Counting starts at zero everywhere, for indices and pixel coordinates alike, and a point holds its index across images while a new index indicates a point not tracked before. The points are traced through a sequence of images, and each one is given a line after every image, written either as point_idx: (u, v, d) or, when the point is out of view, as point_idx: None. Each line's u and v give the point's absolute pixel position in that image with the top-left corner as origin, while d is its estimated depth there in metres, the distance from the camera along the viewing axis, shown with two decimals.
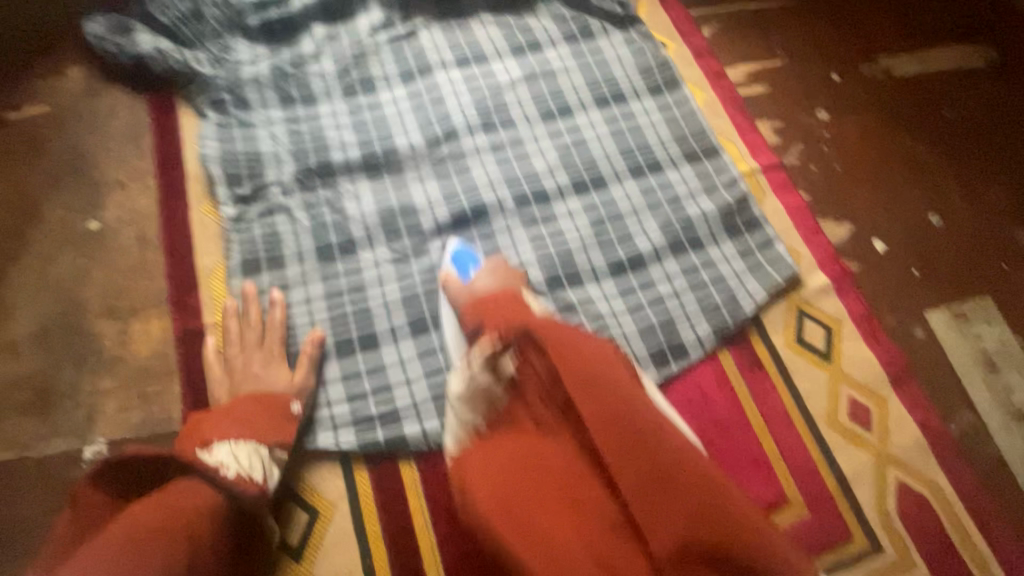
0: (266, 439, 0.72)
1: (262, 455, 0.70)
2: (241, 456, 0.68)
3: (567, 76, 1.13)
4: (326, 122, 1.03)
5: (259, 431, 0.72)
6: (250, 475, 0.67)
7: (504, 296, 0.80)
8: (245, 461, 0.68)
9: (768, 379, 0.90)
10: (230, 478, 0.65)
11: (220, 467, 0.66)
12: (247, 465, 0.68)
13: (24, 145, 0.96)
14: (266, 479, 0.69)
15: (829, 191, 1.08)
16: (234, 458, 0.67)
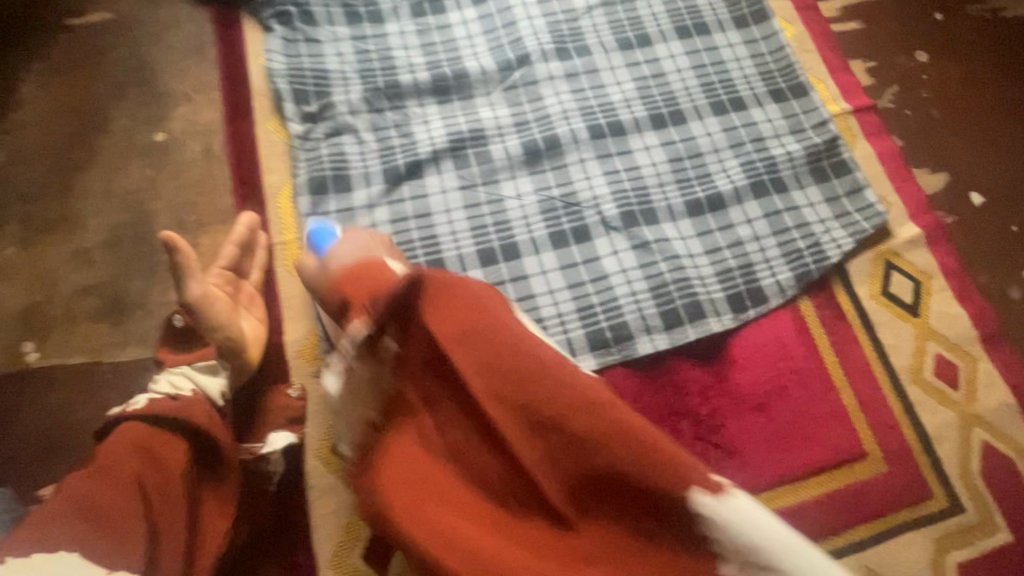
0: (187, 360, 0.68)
1: (184, 371, 0.67)
2: (162, 386, 0.65)
3: (647, 3, 1.05)
4: (393, 42, 0.98)
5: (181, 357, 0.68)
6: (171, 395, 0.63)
7: (370, 265, 0.58)
8: (167, 386, 0.65)
9: (850, 330, 0.86)
10: (140, 405, 0.62)
11: (131, 405, 0.63)
12: (168, 387, 0.65)
13: (88, 51, 0.94)
14: (196, 390, 0.65)
15: (926, 138, 1.00)
16: (155, 390, 0.65)
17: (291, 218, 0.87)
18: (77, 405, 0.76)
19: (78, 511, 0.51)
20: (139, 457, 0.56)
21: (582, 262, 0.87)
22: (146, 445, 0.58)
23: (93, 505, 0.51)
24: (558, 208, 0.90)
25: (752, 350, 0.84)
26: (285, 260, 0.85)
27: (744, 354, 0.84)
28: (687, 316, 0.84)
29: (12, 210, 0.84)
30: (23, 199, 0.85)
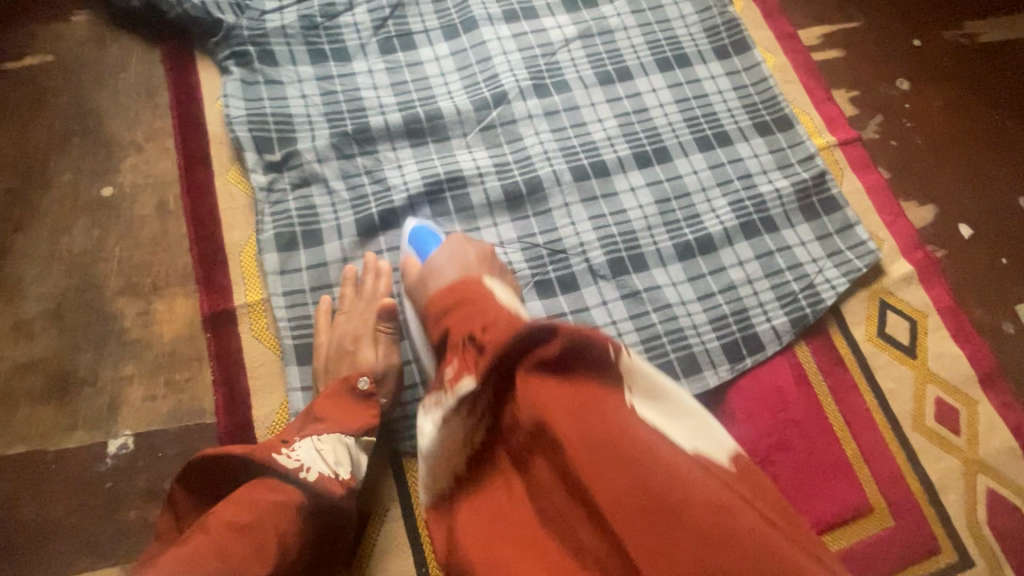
0: (350, 429, 0.65)
1: (348, 446, 0.64)
2: (326, 452, 0.61)
3: (625, 35, 1.02)
4: (361, 81, 0.92)
5: (341, 423, 0.65)
6: (336, 472, 0.60)
7: (466, 290, 0.58)
8: (330, 458, 0.61)
9: (850, 376, 0.83)
10: (314, 480, 0.58)
11: (302, 468, 0.58)
12: (334, 461, 0.61)
13: (25, 99, 0.86)
14: (354, 471, 0.63)
15: (911, 169, 0.98)
16: (319, 455, 0.60)
17: (256, 277, 0.79)
18: (19, 502, 0.68)
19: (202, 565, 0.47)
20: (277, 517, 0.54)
21: (571, 312, 0.82)
22: (285, 506, 0.55)
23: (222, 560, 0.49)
24: (543, 255, 0.85)
25: (751, 402, 0.81)
26: (249, 326, 0.77)
27: (743, 406, 0.80)
28: (683, 369, 0.80)
29: None
30: None
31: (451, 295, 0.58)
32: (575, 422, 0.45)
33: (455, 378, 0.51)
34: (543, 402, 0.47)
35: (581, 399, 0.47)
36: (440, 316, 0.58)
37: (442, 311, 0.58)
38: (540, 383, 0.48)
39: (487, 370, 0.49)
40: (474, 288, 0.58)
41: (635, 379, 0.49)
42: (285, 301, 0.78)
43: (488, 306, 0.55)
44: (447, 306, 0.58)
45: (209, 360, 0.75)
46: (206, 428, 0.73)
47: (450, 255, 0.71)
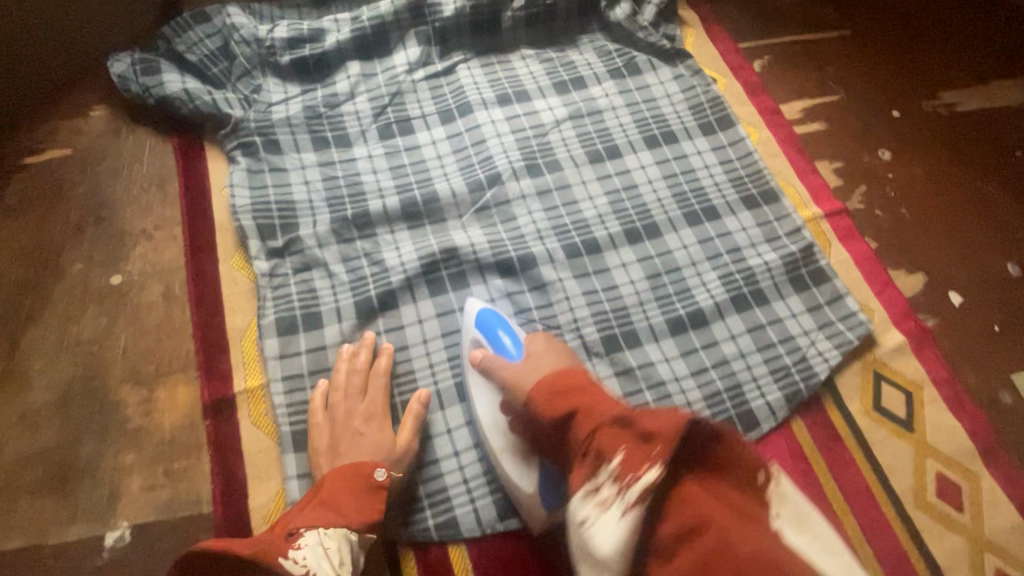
0: (356, 524, 0.67)
1: (350, 543, 0.66)
2: (331, 551, 0.63)
3: (614, 114, 1.06)
4: (362, 167, 0.97)
5: (347, 517, 0.67)
6: (340, 575, 0.62)
7: (577, 379, 0.67)
8: (334, 559, 0.63)
9: (847, 452, 0.83)
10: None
11: (308, 572, 0.61)
12: (338, 561, 0.63)
13: (43, 192, 0.90)
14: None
15: (898, 238, 1.01)
16: (324, 556, 0.63)
17: (255, 362, 0.81)
18: None
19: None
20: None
21: None
22: None
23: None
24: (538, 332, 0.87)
25: None
26: (247, 412, 0.78)
27: None
28: None
29: None
30: None
31: (567, 381, 0.67)
32: (735, 539, 0.48)
33: (635, 474, 0.53)
34: (694, 505, 0.51)
35: (737, 506, 0.51)
36: (561, 395, 0.66)
37: (567, 392, 0.66)
38: (694, 487, 0.53)
39: (666, 460, 0.53)
40: (588, 379, 0.68)
41: None
42: (284, 387, 0.79)
43: (606, 398, 0.65)
44: (560, 393, 0.66)
45: (207, 447, 0.76)
46: (202, 518, 0.73)
47: (547, 344, 0.78)
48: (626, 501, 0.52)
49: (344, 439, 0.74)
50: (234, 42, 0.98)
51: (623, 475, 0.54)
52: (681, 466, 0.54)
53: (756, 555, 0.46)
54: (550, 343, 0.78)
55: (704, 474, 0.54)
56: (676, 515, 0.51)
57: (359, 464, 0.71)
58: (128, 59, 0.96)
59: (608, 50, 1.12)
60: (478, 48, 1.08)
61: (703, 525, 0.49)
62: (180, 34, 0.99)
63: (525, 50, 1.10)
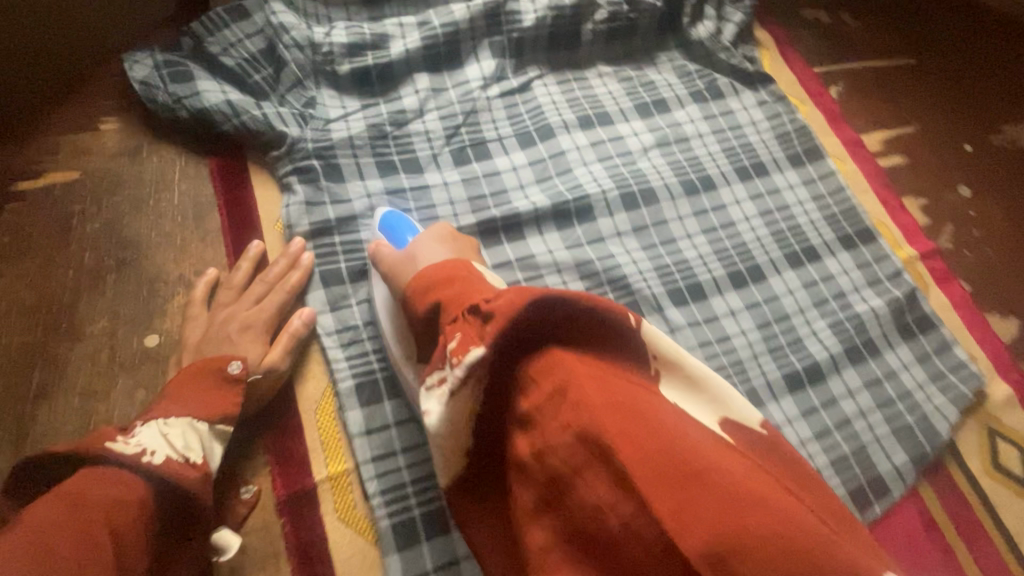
0: (204, 414, 0.60)
1: (200, 432, 0.58)
2: (173, 436, 0.56)
3: (701, 142, 0.98)
4: (437, 196, 0.83)
5: (194, 407, 0.60)
6: (186, 457, 0.55)
7: (455, 269, 0.55)
8: (179, 442, 0.56)
9: (977, 518, 0.78)
10: (161, 462, 0.53)
11: (145, 453, 0.53)
12: (182, 445, 0.56)
13: (48, 227, 0.72)
14: (208, 458, 0.58)
15: (988, 280, 0.98)
16: (164, 438, 0.55)
17: (337, 443, 0.68)
18: None
19: (38, 537, 0.43)
20: (119, 499, 0.49)
21: None
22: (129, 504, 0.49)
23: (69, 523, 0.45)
24: None
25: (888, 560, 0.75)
26: (331, 506, 0.64)
27: None
28: None
29: None
30: None
31: (445, 275, 0.55)
32: (612, 407, 0.41)
33: (463, 350, 0.47)
34: (566, 369, 0.44)
35: (607, 377, 0.44)
36: (435, 287, 0.54)
37: (435, 286, 0.54)
38: (568, 354, 0.45)
39: (498, 338, 0.46)
40: (469, 268, 0.56)
41: (658, 350, 0.50)
42: (375, 470, 0.66)
43: (483, 285, 0.53)
44: (430, 283, 0.55)
45: (289, 558, 0.62)
46: None
47: (434, 238, 0.67)
48: (455, 381, 0.47)
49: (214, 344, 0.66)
50: (283, 44, 0.83)
51: (452, 356, 0.48)
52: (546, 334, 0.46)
53: (629, 407, 0.41)
54: (440, 236, 0.68)
55: (584, 344, 0.47)
56: (534, 384, 0.45)
57: (205, 362, 0.63)
58: (151, 60, 0.80)
59: (688, 70, 1.03)
60: (552, 62, 0.97)
61: (572, 414, 0.42)
62: (213, 33, 0.83)
63: (602, 67, 1.00)
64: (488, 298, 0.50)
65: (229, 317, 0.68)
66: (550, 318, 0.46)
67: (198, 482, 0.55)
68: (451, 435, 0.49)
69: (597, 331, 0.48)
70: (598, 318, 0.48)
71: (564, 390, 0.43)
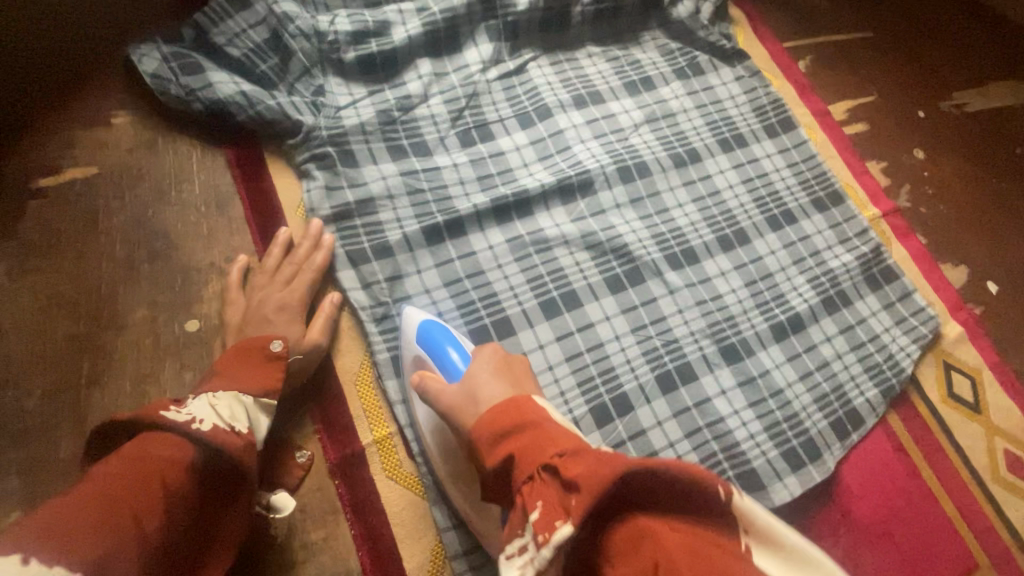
0: (250, 388, 0.63)
1: (246, 405, 0.61)
2: (221, 407, 0.58)
3: (686, 116, 1.05)
4: (448, 177, 0.88)
5: (240, 382, 0.63)
6: (232, 426, 0.57)
7: (518, 415, 0.54)
8: (225, 411, 0.58)
9: (935, 439, 0.90)
10: (207, 430, 0.55)
11: (194, 420, 0.55)
12: (228, 414, 0.58)
13: (77, 223, 0.75)
14: (253, 429, 0.60)
15: (941, 234, 1.09)
16: (211, 408, 0.57)
17: (378, 409, 0.74)
18: None
19: (96, 500, 0.47)
20: (170, 466, 0.51)
21: (694, 405, 0.84)
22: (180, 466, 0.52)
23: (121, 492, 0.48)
24: (658, 348, 0.86)
25: (862, 478, 0.86)
26: (380, 466, 0.71)
27: (857, 482, 0.86)
28: (807, 456, 0.84)
29: (7, 459, 0.64)
30: (19, 442, 0.65)
31: (512, 417, 0.54)
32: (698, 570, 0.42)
33: (550, 527, 0.45)
34: (651, 541, 0.44)
35: (693, 544, 0.45)
36: (501, 439, 0.53)
37: (504, 436, 0.53)
38: (651, 526, 0.45)
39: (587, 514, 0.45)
40: (534, 409, 0.55)
41: (749, 523, 0.48)
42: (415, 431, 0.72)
43: (557, 435, 0.52)
44: (500, 431, 0.54)
45: (345, 511, 0.69)
46: None
47: (490, 368, 0.62)
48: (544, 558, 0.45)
49: (255, 325, 0.71)
50: (289, 33, 0.85)
51: (538, 531, 0.46)
52: (630, 505, 0.47)
53: (686, 543, 0.44)
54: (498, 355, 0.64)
55: (668, 515, 0.46)
56: (618, 553, 0.45)
57: (251, 340, 0.67)
58: (158, 53, 0.82)
59: (671, 48, 1.10)
60: (545, 44, 1.02)
61: (658, 561, 0.43)
62: (217, 22, 0.84)
63: (591, 47, 1.05)
64: (568, 462, 0.48)
65: (266, 299, 0.72)
66: (631, 493, 0.47)
67: (243, 450, 0.56)
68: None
69: (680, 504, 0.47)
70: (679, 480, 0.47)
71: (642, 532, 0.45)
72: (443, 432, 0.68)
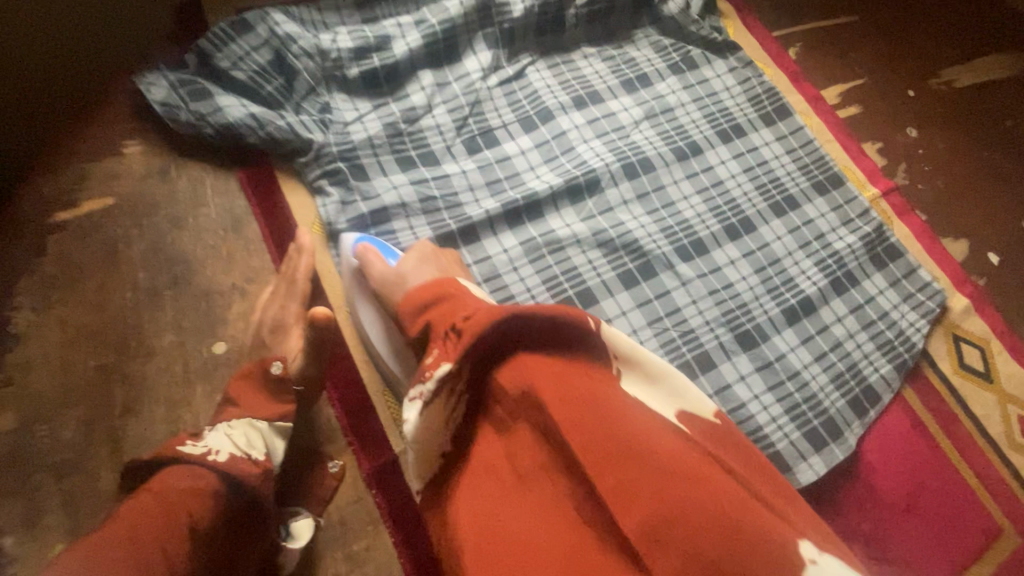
0: (263, 414, 0.64)
1: (261, 431, 0.62)
2: (237, 436, 0.60)
3: (684, 110, 1.06)
4: (457, 184, 0.89)
5: (252, 408, 0.64)
6: (249, 454, 0.59)
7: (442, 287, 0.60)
8: (242, 440, 0.60)
9: (951, 410, 0.92)
10: (225, 461, 0.56)
11: (211, 452, 0.56)
12: (245, 443, 0.59)
13: (96, 254, 0.76)
14: (269, 455, 0.61)
15: (939, 209, 1.11)
16: (228, 438, 0.59)
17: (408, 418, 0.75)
18: None
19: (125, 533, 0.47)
20: (193, 499, 0.52)
21: (715, 392, 0.86)
22: (204, 494, 0.53)
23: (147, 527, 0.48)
24: (676, 339, 0.87)
25: (883, 453, 0.88)
26: None
27: (878, 457, 0.87)
28: (829, 435, 0.86)
29: (47, 491, 0.65)
30: (58, 473, 0.66)
31: (430, 292, 0.60)
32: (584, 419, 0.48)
33: (435, 364, 0.53)
34: (531, 376, 0.51)
35: (576, 384, 0.50)
36: (420, 310, 0.60)
37: (422, 307, 0.59)
38: (536, 365, 0.52)
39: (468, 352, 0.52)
40: (455, 285, 0.60)
41: (619, 351, 0.56)
42: None
43: (469, 300, 0.58)
44: (423, 300, 0.60)
45: (384, 521, 0.70)
46: None
47: (419, 257, 0.70)
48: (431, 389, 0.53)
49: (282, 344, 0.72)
50: (292, 53, 0.86)
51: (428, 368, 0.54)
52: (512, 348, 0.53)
53: (592, 413, 0.48)
54: (424, 252, 0.71)
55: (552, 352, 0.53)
56: (503, 387, 0.53)
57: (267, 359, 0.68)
58: (165, 80, 0.83)
59: (664, 45, 1.11)
60: (541, 48, 1.04)
61: (560, 422, 0.48)
62: (220, 47, 0.85)
63: (586, 48, 1.07)
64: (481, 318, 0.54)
65: (289, 318, 0.73)
66: (519, 336, 0.53)
67: (261, 478, 0.58)
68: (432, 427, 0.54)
69: (556, 341, 0.53)
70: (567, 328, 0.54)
71: (531, 388, 0.51)
72: (392, 333, 0.74)
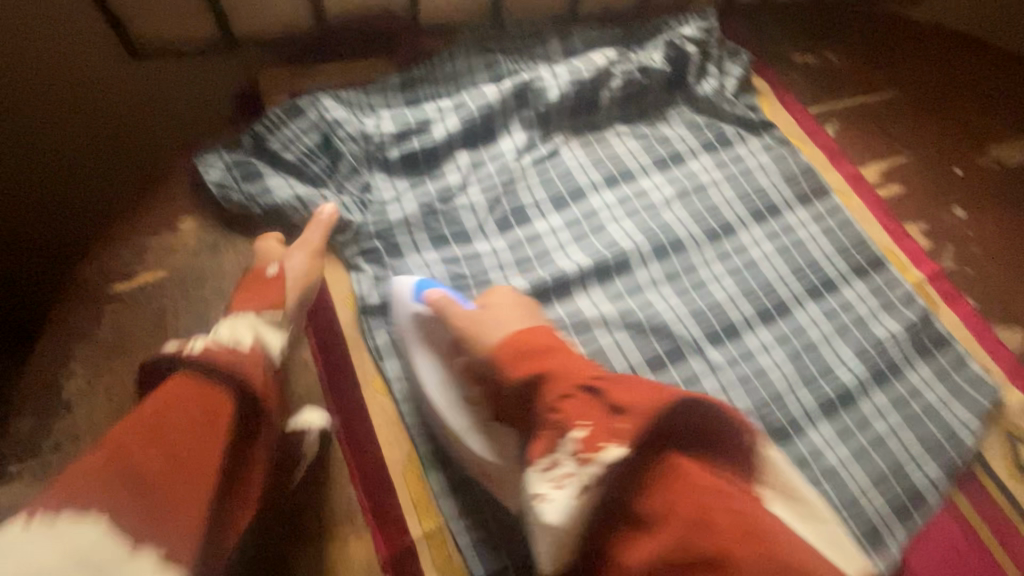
0: (259, 308, 0.73)
1: (250, 323, 0.71)
2: (222, 332, 0.68)
3: (717, 189, 1.07)
4: (487, 262, 0.92)
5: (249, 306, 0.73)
6: (227, 344, 0.66)
7: (543, 336, 0.72)
8: (226, 334, 0.68)
9: (1009, 521, 0.85)
10: (200, 350, 0.64)
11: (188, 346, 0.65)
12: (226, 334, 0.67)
13: (146, 324, 0.81)
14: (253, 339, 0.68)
15: (991, 295, 1.06)
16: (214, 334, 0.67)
17: (426, 502, 0.75)
18: None
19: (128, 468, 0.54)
20: (195, 409, 0.59)
21: None
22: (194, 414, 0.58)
23: (150, 493, 0.53)
24: None
25: (933, 566, 0.81)
26: (431, 562, 0.71)
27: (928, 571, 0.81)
28: (870, 543, 0.80)
29: None
30: None
31: (535, 344, 0.71)
32: (723, 508, 0.53)
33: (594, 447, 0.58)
34: (687, 474, 0.56)
35: (715, 483, 0.56)
36: (529, 356, 0.69)
37: (526, 353, 0.70)
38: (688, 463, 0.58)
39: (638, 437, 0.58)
40: (556, 338, 0.73)
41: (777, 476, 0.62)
42: (465, 525, 0.74)
43: (571, 359, 0.69)
44: (531, 350, 0.70)
45: None
46: None
47: (506, 304, 0.78)
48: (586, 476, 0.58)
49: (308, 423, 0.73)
50: (339, 139, 0.91)
51: (583, 450, 0.59)
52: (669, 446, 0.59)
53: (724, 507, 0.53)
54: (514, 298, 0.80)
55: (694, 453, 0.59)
56: (661, 490, 0.56)
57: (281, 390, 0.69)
58: (222, 163, 0.89)
59: (698, 123, 1.13)
60: (575, 128, 1.07)
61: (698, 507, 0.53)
62: (273, 131, 0.92)
63: (619, 127, 1.09)
64: (612, 390, 0.64)
65: None
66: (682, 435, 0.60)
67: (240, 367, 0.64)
68: (574, 524, 0.57)
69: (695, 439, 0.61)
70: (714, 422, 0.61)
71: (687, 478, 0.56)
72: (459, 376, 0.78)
